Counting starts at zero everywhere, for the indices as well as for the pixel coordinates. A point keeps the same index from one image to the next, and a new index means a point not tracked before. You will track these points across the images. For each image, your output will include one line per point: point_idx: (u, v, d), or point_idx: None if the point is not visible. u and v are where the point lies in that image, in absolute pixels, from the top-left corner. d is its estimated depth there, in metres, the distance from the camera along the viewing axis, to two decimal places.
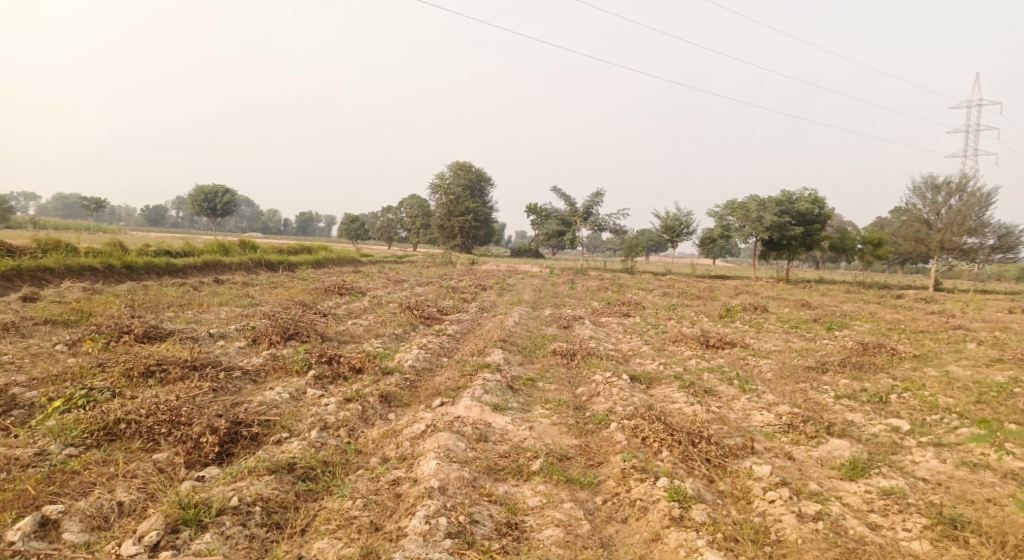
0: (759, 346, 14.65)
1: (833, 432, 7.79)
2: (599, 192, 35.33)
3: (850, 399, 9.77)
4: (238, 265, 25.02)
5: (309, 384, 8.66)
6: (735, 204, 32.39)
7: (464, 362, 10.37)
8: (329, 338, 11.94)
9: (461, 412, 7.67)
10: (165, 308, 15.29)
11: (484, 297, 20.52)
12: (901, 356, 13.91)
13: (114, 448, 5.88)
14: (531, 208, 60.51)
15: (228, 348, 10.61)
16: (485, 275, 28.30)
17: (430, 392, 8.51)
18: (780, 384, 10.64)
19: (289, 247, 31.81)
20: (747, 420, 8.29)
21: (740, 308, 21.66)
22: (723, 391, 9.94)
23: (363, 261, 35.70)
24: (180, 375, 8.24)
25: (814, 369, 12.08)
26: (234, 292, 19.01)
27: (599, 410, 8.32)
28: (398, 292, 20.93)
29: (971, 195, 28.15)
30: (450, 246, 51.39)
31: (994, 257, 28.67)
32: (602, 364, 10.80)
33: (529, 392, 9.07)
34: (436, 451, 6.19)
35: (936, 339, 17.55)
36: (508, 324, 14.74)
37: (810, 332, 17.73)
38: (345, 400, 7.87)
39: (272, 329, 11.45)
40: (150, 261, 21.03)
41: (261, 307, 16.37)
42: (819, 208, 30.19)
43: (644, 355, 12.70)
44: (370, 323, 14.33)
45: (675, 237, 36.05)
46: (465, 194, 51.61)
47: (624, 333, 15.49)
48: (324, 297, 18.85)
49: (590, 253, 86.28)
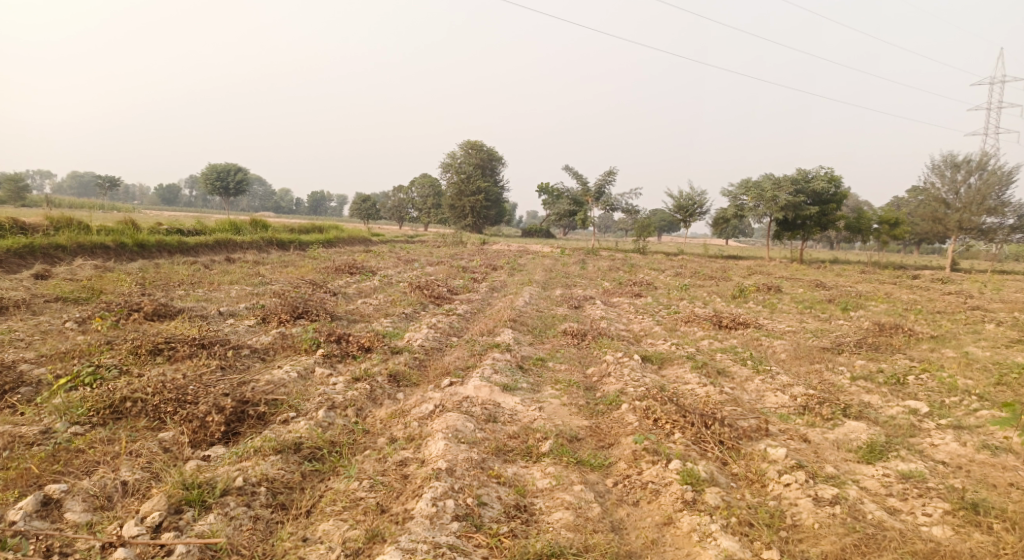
0: (773, 327, 14.45)
1: (849, 414, 7.63)
2: (612, 171, 34.93)
3: (866, 381, 9.58)
4: (249, 243, 25.03)
5: (318, 364, 8.61)
6: (749, 183, 31.92)
7: (474, 341, 10.28)
8: (339, 317, 11.88)
9: (470, 392, 7.58)
10: (176, 287, 15.29)
11: (495, 277, 20.40)
12: (918, 337, 13.66)
13: (120, 427, 5.84)
14: (543, 187, 60.05)
15: (238, 327, 10.58)
16: (496, 255, 28.17)
17: (438, 371, 8.42)
18: (794, 366, 10.47)
19: (300, 226, 31.80)
20: (761, 402, 8.14)
21: (753, 288, 21.41)
22: (737, 372, 9.78)
23: (374, 240, 35.64)
24: (188, 353, 8.20)
25: (830, 350, 11.89)
26: (245, 270, 19.00)
27: (610, 391, 8.21)
28: (409, 271, 20.86)
29: (991, 174, 27.50)
30: (462, 225, 51.21)
31: (1014, 237, 28.06)
32: (614, 344, 10.66)
33: (539, 372, 8.96)
34: (444, 432, 6.11)
35: (954, 320, 17.25)
36: (519, 304, 14.63)
37: (825, 313, 17.49)
38: (354, 380, 7.81)
39: (281, 307, 11.40)
40: (161, 240, 21.04)
41: (272, 286, 16.35)
42: (835, 186, 29.65)
43: (656, 335, 12.54)
44: (380, 302, 14.25)
45: (688, 216, 35.67)
46: (476, 173, 51.27)
47: (636, 313, 15.34)
48: (335, 276, 18.82)
49: (601, 233, 85.84)
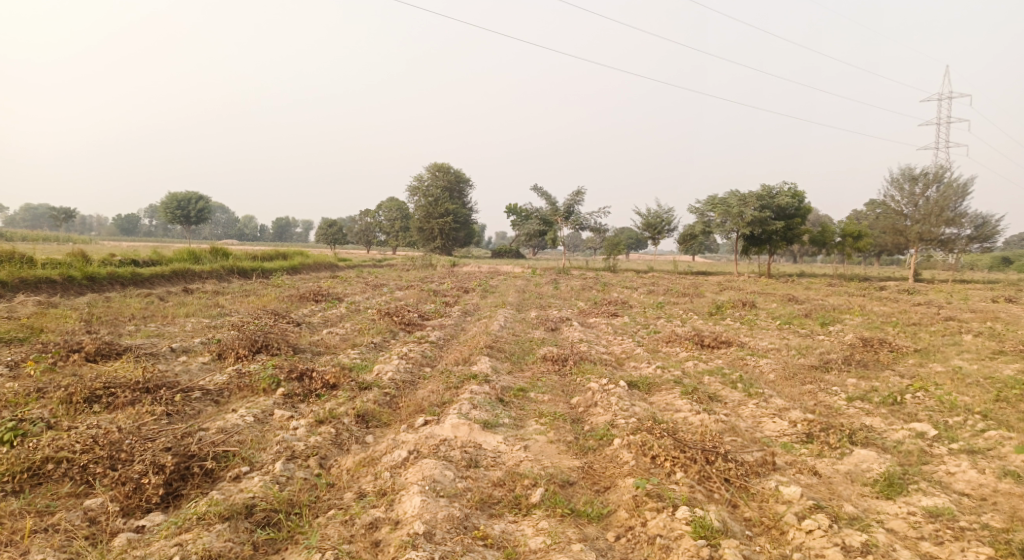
0: (756, 345, 14.02)
1: (856, 441, 7.11)
2: (580, 191, 34.61)
3: (863, 401, 9.11)
4: (209, 273, 23.90)
5: (278, 405, 7.81)
6: (716, 199, 31.92)
7: (448, 372, 9.55)
8: (303, 350, 11.04)
9: (447, 433, 6.86)
10: (126, 322, 14.25)
11: (467, 300, 19.67)
12: (903, 352, 13.36)
13: (37, 495, 5.03)
14: (512, 208, 59.57)
15: (190, 366, 9.70)
16: (466, 277, 27.49)
17: (411, 409, 7.69)
18: (786, 387, 9.96)
19: (264, 253, 30.72)
20: (759, 430, 7.59)
21: (729, 304, 21.07)
22: (728, 396, 9.23)
23: (341, 265, 34.64)
24: (130, 399, 7.35)
25: (818, 368, 11.47)
26: (202, 302, 17.98)
27: (599, 424, 7.57)
28: (377, 297, 20.05)
29: (948, 186, 27.88)
30: (431, 249, 50.41)
31: (972, 247, 28.46)
32: (597, 370, 10.04)
33: (521, 405, 8.26)
34: (420, 484, 5.39)
35: (931, 332, 17.05)
36: (494, 328, 13.94)
37: (804, 328, 17.15)
38: (317, 422, 7.03)
39: (237, 341, 10.53)
40: (113, 271, 19.89)
41: (231, 318, 15.38)
42: (799, 201, 29.75)
43: (638, 358, 11.94)
44: (346, 332, 13.40)
45: (657, 234, 35.50)
46: (444, 195, 50.65)
47: (615, 334, 14.80)
48: (299, 305, 17.90)
49: (570, 253, 85.95)
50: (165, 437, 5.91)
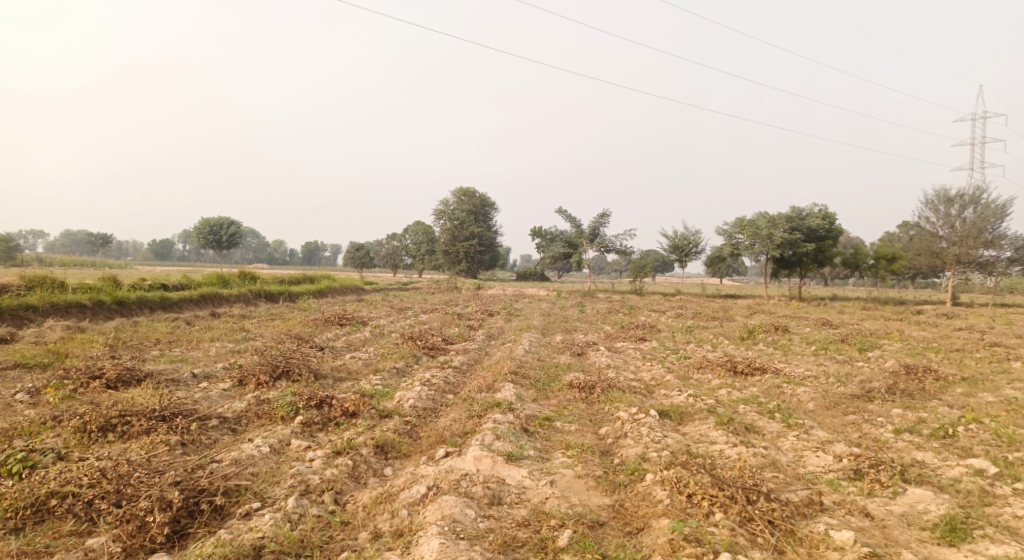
0: (792, 372, 13.44)
1: (909, 479, 6.60)
2: (605, 213, 34.28)
3: (912, 434, 8.54)
4: (236, 296, 24.00)
5: (295, 434, 7.56)
6: (744, 221, 31.32)
7: (471, 400, 9.21)
8: (324, 376, 10.82)
9: (469, 466, 6.52)
10: (151, 347, 14.22)
11: (492, 324, 19.36)
12: (949, 380, 12.67)
13: (39, 533, 4.89)
14: (536, 231, 59.50)
15: (210, 392, 9.53)
16: (491, 300, 27.23)
17: (432, 439, 7.37)
18: (827, 418, 9.41)
19: (291, 276, 30.90)
20: (801, 466, 7.11)
21: (760, 328, 20.42)
22: (766, 428, 8.72)
23: (367, 288, 34.67)
24: (145, 428, 7.16)
25: (860, 398, 10.88)
26: (228, 326, 17.95)
27: (630, 457, 7.17)
28: (401, 321, 19.87)
29: (986, 207, 26.94)
30: (456, 272, 50.35)
31: (1013, 269, 27.37)
32: (626, 398, 9.61)
33: (546, 436, 7.88)
34: (440, 525, 5.12)
35: (977, 359, 16.22)
36: (519, 354, 13.59)
37: (842, 354, 16.48)
38: (334, 454, 6.74)
39: (258, 367, 10.36)
40: (141, 296, 20.05)
41: (254, 342, 15.28)
42: (830, 223, 29.00)
43: (669, 385, 11.46)
44: (369, 357, 13.15)
45: (684, 257, 34.93)
46: (469, 218, 50.72)
47: (644, 360, 14.34)
48: (323, 329, 17.79)
49: (596, 275, 85.35)
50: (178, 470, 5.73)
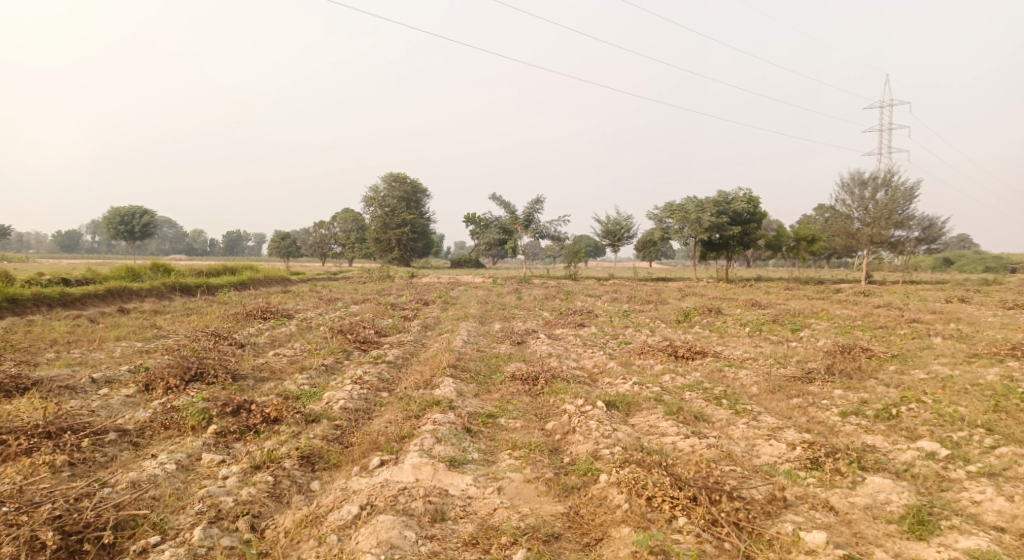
0: (732, 354, 13.36)
1: (865, 466, 6.44)
2: (539, 198, 33.88)
3: (858, 417, 8.46)
4: (148, 291, 22.24)
5: (208, 448, 6.70)
6: (673, 205, 31.56)
7: (408, 398, 8.52)
8: (243, 377, 9.86)
9: (407, 477, 5.89)
10: (46, 349, 12.78)
11: (427, 314, 18.59)
12: (881, 359, 12.85)
13: None
14: (470, 217, 58.72)
15: (110, 400, 8.46)
16: (426, 288, 26.37)
17: (365, 445, 6.67)
18: (773, 402, 9.25)
19: (210, 268, 29.02)
20: (755, 456, 6.83)
21: (695, 310, 20.51)
22: (716, 415, 8.44)
23: (294, 279, 33.09)
24: (24, 448, 6.15)
25: (801, 380, 10.82)
26: (137, 323, 16.47)
27: (581, 455, 6.69)
28: (330, 312, 18.82)
29: (896, 189, 28.07)
30: (389, 260, 49.03)
31: (920, 248, 28.67)
32: (571, 389, 9.14)
33: (491, 435, 7.30)
34: (376, 552, 4.61)
35: (901, 336, 16.69)
36: (456, 345, 12.95)
37: (776, 335, 16.64)
38: (252, 469, 5.95)
39: (167, 370, 9.31)
40: (37, 292, 18.18)
41: (167, 341, 14.01)
42: (754, 207, 29.58)
43: (612, 373, 11.07)
44: (294, 354, 12.18)
45: (617, 241, 35.00)
46: (401, 205, 49.43)
47: (585, 347, 13.98)
48: (244, 324, 16.60)
49: (530, 261, 85.30)
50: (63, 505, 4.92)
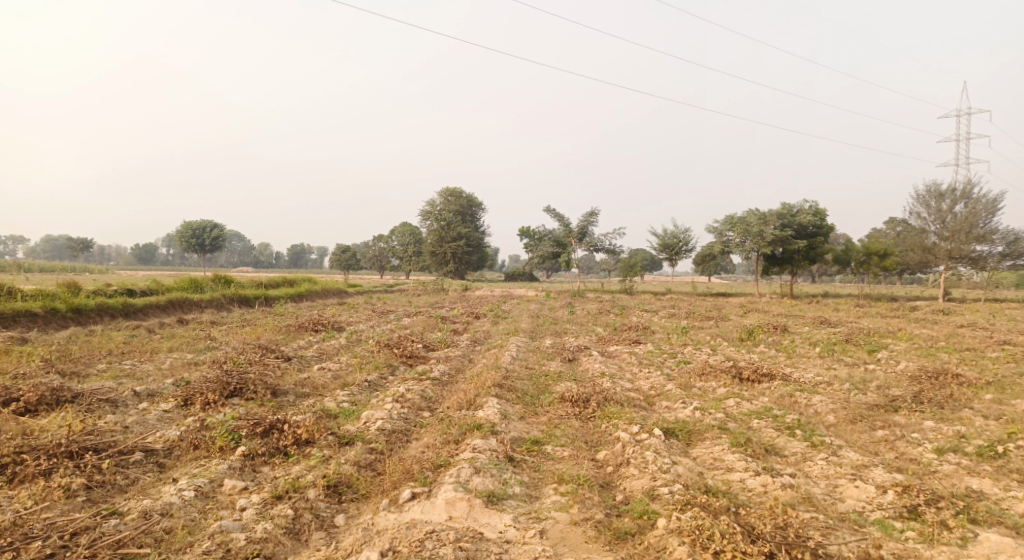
0: (802, 377, 12.26)
1: (977, 519, 5.49)
2: (594, 211, 33.09)
3: (957, 455, 7.38)
4: (208, 301, 22.54)
5: (233, 473, 6.28)
6: (734, 218, 30.21)
7: (448, 420, 7.91)
8: (283, 393, 9.50)
9: (439, 516, 5.39)
10: (99, 360, 12.85)
11: (478, 327, 18.08)
12: (974, 386, 11.52)
13: None
14: (524, 231, 58.38)
15: (147, 415, 8.20)
16: (478, 301, 25.96)
17: (397, 474, 6.10)
18: (855, 434, 8.23)
19: (269, 279, 29.36)
20: (837, 500, 5.90)
21: (759, 328, 19.27)
22: (789, 448, 7.51)
23: (350, 291, 33.24)
24: (44, 469, 5.87)
25: (885, 408, 9.70)
26: (192, 334, 16.55)
27: (636, 493, 5.95)
28: (381, 325, 18.57)
29: (978, 201, 26.04)
30: (444, 273, 49.00)
31: (1005, 265, 26.43)
32: (625, 414, 8.36)
33: (535, 466, 6.62)
34: None
35: (993, 360, 15.10)
36: (504, 361, 12.34)
37: (850, 356, 15.35)
38: (273, 500, 5.48)
39: (206, 385, 9.03)
40: (101, 303, 18.56)
41: (217, 352, 13.94)
42: (821, 220, 27.97)
43: (671, 395, 10.21)
44: (339, 368, 11.84)
45: (674, 255, 33.80)
46: (456, 219, 49.39)
47: (640, 365, 13.15)
48: (295, 336, 16.50)
49: (584, 274, 84.10)
50: (71, 554, 4.73)
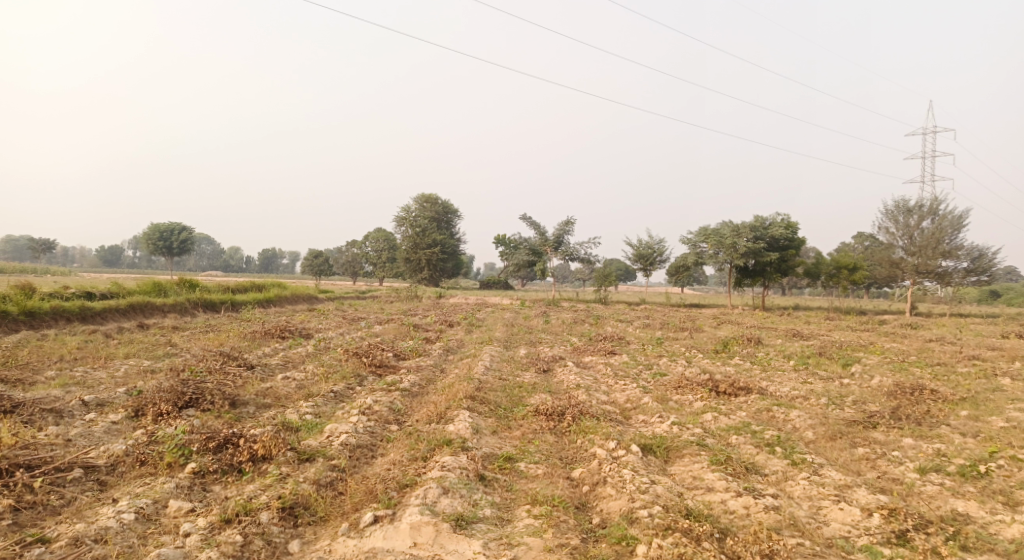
0: (779, 391, 12.09)
1: (966, 546, 5.27)
2: (570, 220, 32.93)
3: (939, 475, 7.19)
4: (171, 306, 21.74)
5: (181, 492, 5.80)
6: (708, 229, 30.26)
7: (416, 435, 7.51)
8: (242, 404, 8.98)
9: (403, 543, 5.01)
10: (49, 366, 12.15)
11: (451, 336, 17.65)
12: (948, 402, 11.46)
13: None
14: (500, 239, 58.05)
15: (92, 427, 7.65)
16: (452, 309, 25.54)
17: (360, 494, 5.68)
18: (835, 451, 8.02)
19: (237, 284, 28.53)
20: (822, 524, 5.65)
21: (734, 340, 19.16)
22: (770, 467, 7.26)
23: (321, 297, 32.51)
24: None
25: (864, 424, 9.53)
26: (151, 340, 15.85)
27: (613, 515, 5.64)
28: (351, 333, 18.03)
29: (944, 217, 26.43)
30: (418, 280, 48.38)
31: (970, 280, 26.86)
32: (602, 429, 8.03)
33: (507, 485, 6.26)
34: None
35: (965, 375, 15.12)
36: (477, 372, 11.95)
37: (824, 369, 15.27)
38: (222, 526, 5.04)
39: (159, 394, 8.48)
40: (56, 305, 17.72)
41: (176, 360, 13.30)
42: (793, 233, 28.12)
43: (647, 409, 9.91)
44: (304, 378, 11.33)
45: (649, 266, 33.73)
46: (431, 226, 48.89)
47: (616, 377, 12.86)
48: (260, 343, 15.89)
49: (559, 283, 83.96)
50: None
